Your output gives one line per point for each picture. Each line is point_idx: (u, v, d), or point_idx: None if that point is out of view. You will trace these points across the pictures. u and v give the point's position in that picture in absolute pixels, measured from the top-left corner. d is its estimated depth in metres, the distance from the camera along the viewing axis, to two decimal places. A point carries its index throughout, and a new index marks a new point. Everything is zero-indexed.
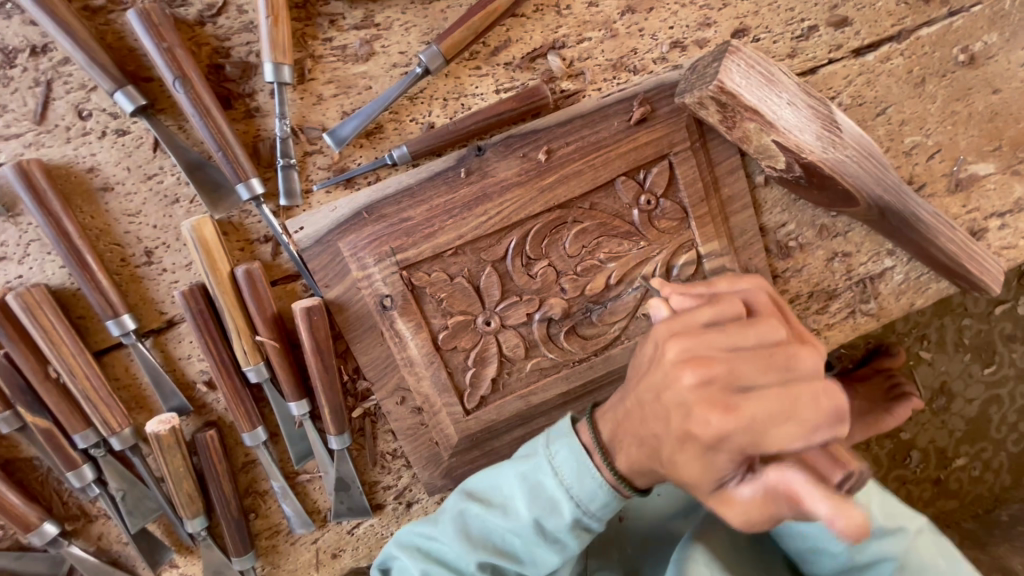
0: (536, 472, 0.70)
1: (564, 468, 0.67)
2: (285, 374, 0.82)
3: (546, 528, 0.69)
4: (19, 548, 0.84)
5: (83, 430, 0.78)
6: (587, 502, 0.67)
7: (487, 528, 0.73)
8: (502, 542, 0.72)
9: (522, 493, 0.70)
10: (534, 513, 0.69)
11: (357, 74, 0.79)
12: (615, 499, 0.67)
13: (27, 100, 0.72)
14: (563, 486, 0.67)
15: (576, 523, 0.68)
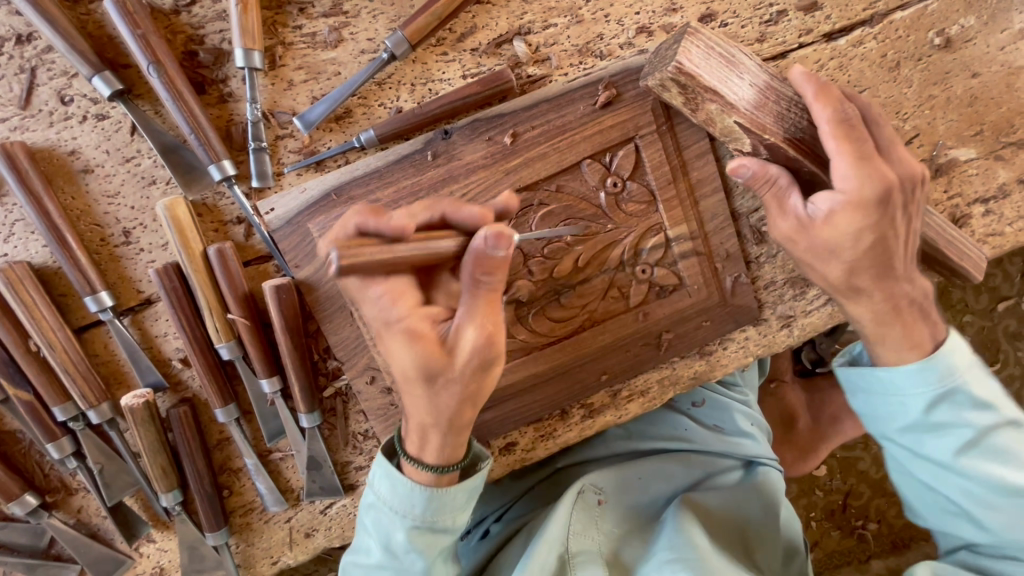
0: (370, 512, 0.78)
1: (381, 488, 0.76)
2: (256, 352, 0.84)
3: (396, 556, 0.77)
4: (3, 518, 0.87)
5: (62, 403, 0.81)
6: (417, 510, 0.75)
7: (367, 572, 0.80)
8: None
9: (370, 528, 0.79)
10: (379, 550, 0.78)
11: (326, 60, 0.82)
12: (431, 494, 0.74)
13: (13, 85, 0.76)
14: (387, 503, 0.76)
15: (416, 538, 0.76)
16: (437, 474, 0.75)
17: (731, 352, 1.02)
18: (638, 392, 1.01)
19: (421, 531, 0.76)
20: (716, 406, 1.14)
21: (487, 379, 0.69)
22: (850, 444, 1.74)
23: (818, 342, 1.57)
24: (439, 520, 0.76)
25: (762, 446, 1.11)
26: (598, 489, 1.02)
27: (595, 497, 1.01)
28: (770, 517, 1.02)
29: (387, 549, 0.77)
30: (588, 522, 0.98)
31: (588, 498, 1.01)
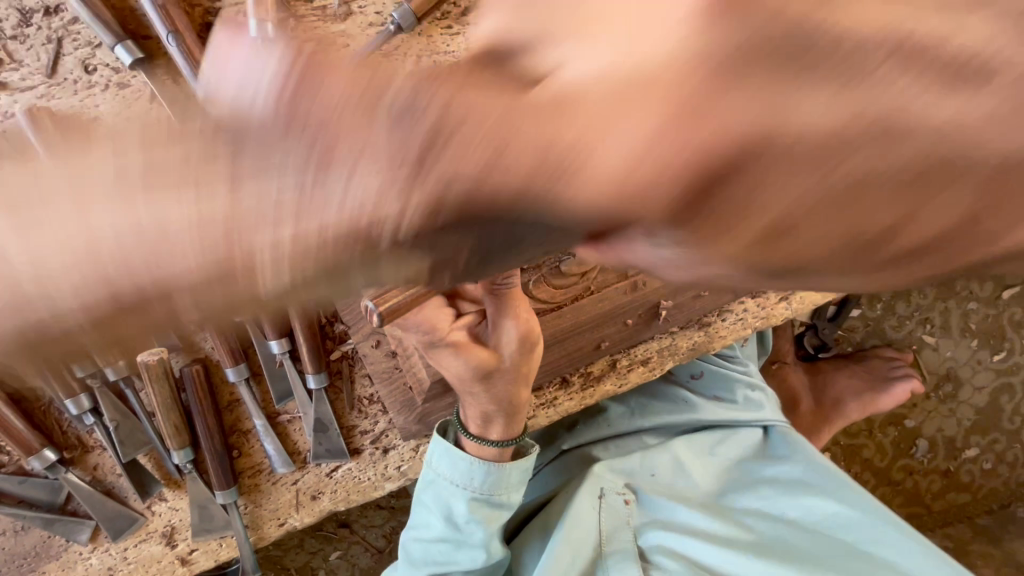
0: (428, 492, 0.93)
1: (439, 466, 0.90)
2: (267, 314, 0.86)
3: (456, 526, 0.93)
4: (22, 473, 0.91)
5: (80, 361, 0.84)
6: (476, 482, 0.90)
7: (429, 548, 0.95)
8: (438, 551, 0.95)
9: (430, 506, 0.93)
10: (440, 521, 0.93)
11: (336, 32, 0.86)
12: (486, 469, 0.90)
13: (40, 55, 0.80)
14: (448, 479, 0.90)
15: (476, 509, 0.91)
16: (497, 450, 0.90)
17: (729, 323, 1.04)
18: (639, 360, 1.03)
19: (478, 503, 0.91)
20: (714, 378, 1.18)
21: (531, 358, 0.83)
22: (854, 431, 1.74)
23: (821, 327, 1.61)
24: (495, 492, 0.92)
25: (765, 413, 1.18)
26: (621, 488, 1.07)
27: (619, 496, 1.06)
28: (788, 483, 1.12)
29: (449, 521, 0.92)
30: (617, 519, 1.04)
31: (614, 500, 1.05)
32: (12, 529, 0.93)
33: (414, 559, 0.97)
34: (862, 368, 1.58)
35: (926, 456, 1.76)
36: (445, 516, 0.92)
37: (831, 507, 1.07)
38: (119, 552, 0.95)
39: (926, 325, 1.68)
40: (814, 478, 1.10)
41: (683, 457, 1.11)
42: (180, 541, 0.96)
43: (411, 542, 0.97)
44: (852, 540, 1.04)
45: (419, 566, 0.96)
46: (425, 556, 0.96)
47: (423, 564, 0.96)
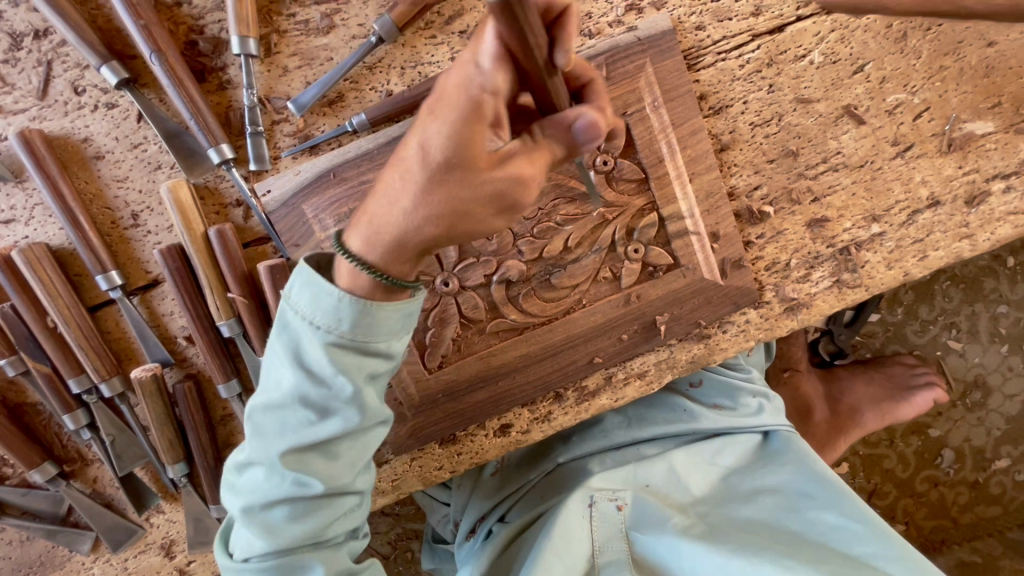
0: (286, 344, 0.69)
1: (301, 304, 0.67)
2: (254, 330, 0.88)
3: (314, 386, 0.68)
4: (26, 486, 0.93)
5: (77, 376, 0.86)
6: (346, 326, 0.66)
7: (281, 421, 0.70)
8: (295, 422, 0.70)
9: (286, 363, 0.69)
10: (297, 377, 0.69)
11: (319, 46, 0.85)
12: (352, 311, 0.66)
13: (31, 78, 0.82)
14: (308, 320, 0.67)
15: (348, 358, 0.67)
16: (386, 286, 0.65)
17: (731, 335, 1.00)
18: (636, 374, 0.99)
19: (348, 353, 0.68)
20: (712, 386, 1.16)
21: (482, 221, 0.62)
22: (875, 440, 1.69)
23: (837, 334, 1.53)
24: (370, 338, 0.68)
25: (767, 417, 1.11)
26: (614, 495, 1.03)
27: (611, 502, 1.02)
28: (794, 497, 1.01)
29: (309, 378, 0.68)
30: (609, 529, 1.00)
31: (606, 507, 1.02)
32: (18, 539, 0.96)
33: (263, 434, 0.72)
34: (881, 376, 1.51)
35: (952, 467, 1.68)
36: (304, 374, 0.68)
37: (830, 518, 0.97)
38: (120, 563, 0.97)
39: (951, 330, 1.60)
40: (814, 485, 1.01)
41: (680, 469, 1.06)
42: (178, 552, 0.98)
43: (258, 414, 0.72)
44: (851, 551, 0.93)
45: (274, 441, 0.71)
46: (277, 431, 0.71)
47: (277, 437, 0.71)
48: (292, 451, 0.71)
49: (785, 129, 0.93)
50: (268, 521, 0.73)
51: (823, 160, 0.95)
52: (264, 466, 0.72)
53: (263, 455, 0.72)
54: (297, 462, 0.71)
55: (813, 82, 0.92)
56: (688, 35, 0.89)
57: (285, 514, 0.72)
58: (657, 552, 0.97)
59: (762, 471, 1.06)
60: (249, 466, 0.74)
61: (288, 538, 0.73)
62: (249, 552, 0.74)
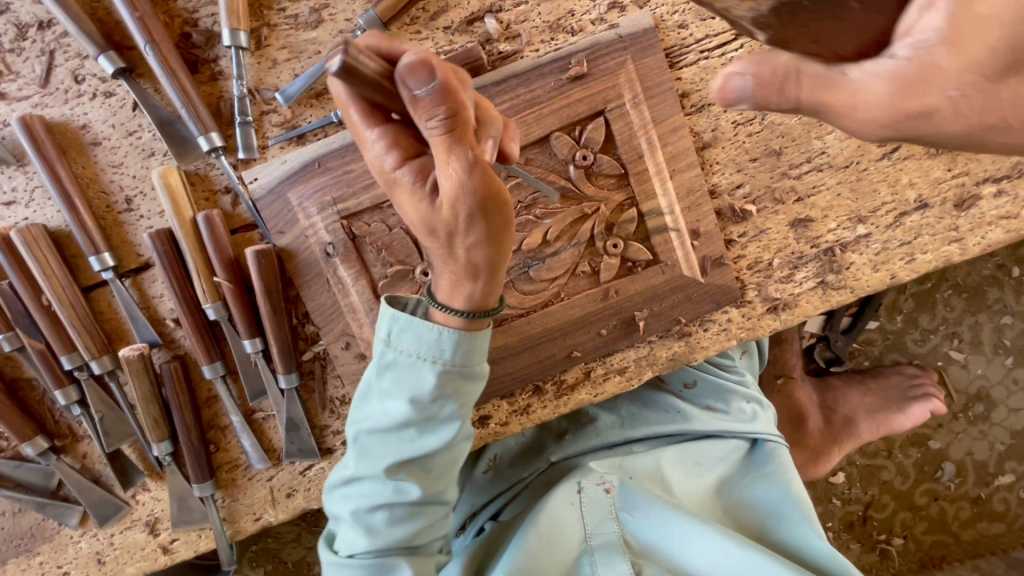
0: (392, 376, 0.71)
1: (404, 341, 0.70)
2: (239, 314, 0.90)
3: (422, 409, 0.71)
4: (19, 459, 0.97)
5: (69, 353, 0.90)
6: (447, 355, 0.69)
7: (383, 445, 0.73)
8: (399, 438, 0.72)
9: (392, 389, 0.72)
10: (399, 402, 0.71)
11: (307, 39, 0.87)
12: (465, 340, 0.69)
13: (35, 67, 0.86)
14: (415, 355, 0.69)
15: (449, 382, 0.70)
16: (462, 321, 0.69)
17: (712, 334, 0.99)
18: (616, 370, 0.99)
19: (452, 379, 0.70)
20: (707, 387, 1.12)
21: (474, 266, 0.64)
22: (873, 451, 1.63)
23: (833, 340, 1.51)
24: (469, 364, 0.70)
25: (760, 423, 1.07)
26: (601, 478, 0.98)
27: (599, 486, 0.98)
28: (773, 510, 0.99)
29: (418, 398, 0.70)
30: (597, 514, 0.96)
31: (594, 492, 0.98)
32: (11, 510, 0.99)
33: (368, 455, 0.74)
34: (877, 384, 1.48)
35: (953, 481, 1.63)
36: (412, 395, 0.70)
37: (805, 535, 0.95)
38: (106, 538, 1.00)
39: (953, 340, 1.56)
40: (786, 504, 0.98)
41: (668, 467, 1.03)
42: (162, 530, 1.01)
43: (363, 438, 0.74)
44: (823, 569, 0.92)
45: (376, 460, 0.74)
46: (379, 446, 0.73)
47: (381, 456, 0.73)
48: (396, 465, 0.73)
49: (769, 128, 0.93)
50: (370, 526, 0.75)
51: (808, 160, 0.95)
52: (370, 479, 0.75)
53: (359, 470, 0.75)
54: (398, 473, 0.74)
55: None
56: (670, 34, 0.90)
57: (384, 519, 0.75)
58: (650, 537, 0.93)
59: (745, 481, 1.04)
60: (350, 482, 0.77)
61: (386, 539, 0.75)
62: (354, 547, 0.77)
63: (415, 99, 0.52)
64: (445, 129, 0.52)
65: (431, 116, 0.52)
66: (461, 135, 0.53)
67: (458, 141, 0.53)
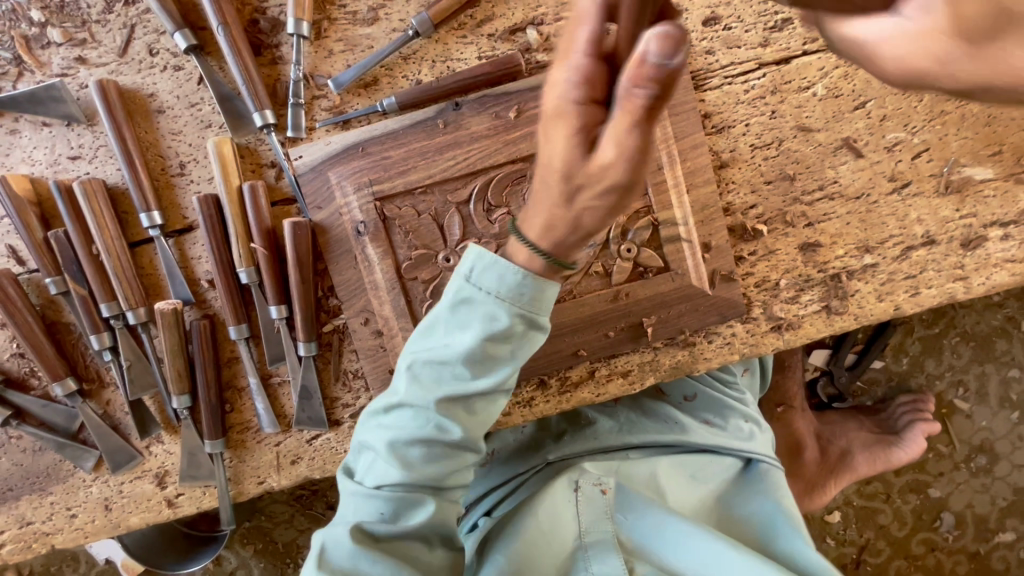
0: (461, 308, 0.73)
1: (483, 277, 0.70)
2: (269, 281, 0.96)
3: (487, 350, 0.73)
4: (47, 399, 1.02)
5: (109, 302, 0.96)
6: (523, 301, 0.70)
7: (438, 376, 0.75)
8: (454, 374, 0.74)
9: (458, 323, 0.73)
10: (465, 340, 0.72)
11: (362, 35, 0.95)
12: (532, 283, 0.69)
13: (116, 38, 0.94)
14: (489, 293, 0.70)
15: (516, 328, 0.71)
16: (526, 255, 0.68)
17: (716, 346, 1.03)
18: (620, 372, 1.03)
19: (521, 326, 0.72)
20: (707, 402, 1.13)
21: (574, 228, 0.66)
22: (871, 493, 1.61)
23: (837, 376, 1.52)
24: (534, 314, 0.72)
25: (757, 443, 1.08)
26: (599, 479, 0.99)
27: (595, 487, 0.98)
28: (769, 524, 0.99)
29: (486, 339, 0.71)
30: (593, 515, 0.95)
31: (591, 492, 0.98)
32: (31, 448, 1.04)
33: (421, 386, 0.76)
34: (878, 423, 1.49)
35: (951, 533, 1.60)
36: (482, 333, 0.71)
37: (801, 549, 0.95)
38: (116, 485, 1.04)
39: (959, 388, 1.56)
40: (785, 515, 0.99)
41: (663, 476, 1.03)
42: (169, 484, 1.05)
43: (419, 366, 0.76)
44: None
45: (429, 391, 0.76)
46: (435, 376, 0.75)
47: (434, 388, 0.75)
48: (445, 401, 0.75)
49: (785, 154, 0.98)
50: (404, 458, 0.77)
51: (820, 188, 0.99)
52: (414, 410, 0.76)
53: (406, 398, 0.76)
54: (446, 409, 0.76)
55: (815, 112, 0.97)
56: (698, 58, 0.96)
57: (420, 453, 0.77)
58: (647, 538, 0.93)
59: (738, 496, 1.05)
60: (392, 410, 0.79)
61: (418, 476, 0.77)
62: (381, 480, 0.78)
63: (885, 34, 0.46)
64: (647, 103, 0.53)
65: (644, 84, 0.52)
66: (644, 120, 0.55)
67: (640, 118, 0.55)
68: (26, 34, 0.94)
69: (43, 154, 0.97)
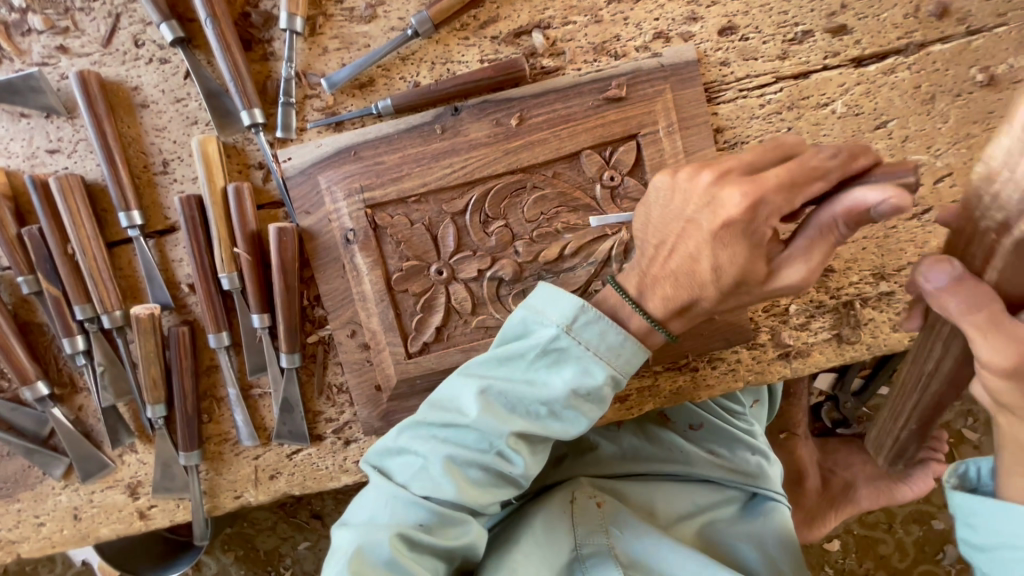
0: (557, 355, 0.73)
1: (587, 330, 0.73)
2: (252, 288, 0.91)
3: (578, 399, 0.73)
4: (17, 402, 0.98)
5: (82, 304, 0.91)
6: (621, 362, 0.74)
7: (512, 402, 0.73)
8: (532, 409, 0.73)
9: (555, 366, 0.73)
10: (564, 384, 0.72)
11: (359, 32, 0.91)
12: (640, 351, 0.74)
13: (100, 27, 0.90)
14: (592, 350, 0.73)
15: (604, 391, 0.74)
16: (645, 327, 0.76)
17: (720, 372, 0.98)
18: (617, 396, 0.98)
19: (612, 384, 0.74)
20: (715, 434, 1.07)
21: None
22: (873, 522, 1.56)
23: (842, 401, 1.45)
24: (627, 378, 0.75)
25: (766, 478, 1.04)
26: (595, 492, 0.95)
27: (591, 499, 0.94)
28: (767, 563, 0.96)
29: (578, 388, 0.72)
30: (588, 527, 0.91)
31: (586, 505, 0.94)
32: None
33: (493, 415, 0.72)
34: None
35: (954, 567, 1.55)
36: (575, 383, 0.72)
37: None
38: (86, 494, 1.00)
39: None
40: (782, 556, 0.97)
41: (662, 500, 1.00)
42: (142, 495, 1.00)
43: (496, 392, 0.73)
44: None
45: (504, 421, 0.73)
46: (508, 409, 0.73)
47: (510, 418, 0.73)
48: (517, 438, 0.74)
49: None
50: (458, 477, 0.73)
51: None
52: (478, 435, 0.73)
53: (474, 422, 0.72)
54: (515, 444, 0.74)
55: (833, 131, 0.92)
56: (712, 69, 0.91)
57: (476, 476, 0.74)
58: (644, 555, 0.88)
59: (737, 527, 0.99)
60: (452, 427, 0.74)
61: (471, 499, 0.74)
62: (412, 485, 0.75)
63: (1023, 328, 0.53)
64: None
65: None
66: None
67: None
68: (7, 21, 0.90)
69: (20, 146, 0.92)
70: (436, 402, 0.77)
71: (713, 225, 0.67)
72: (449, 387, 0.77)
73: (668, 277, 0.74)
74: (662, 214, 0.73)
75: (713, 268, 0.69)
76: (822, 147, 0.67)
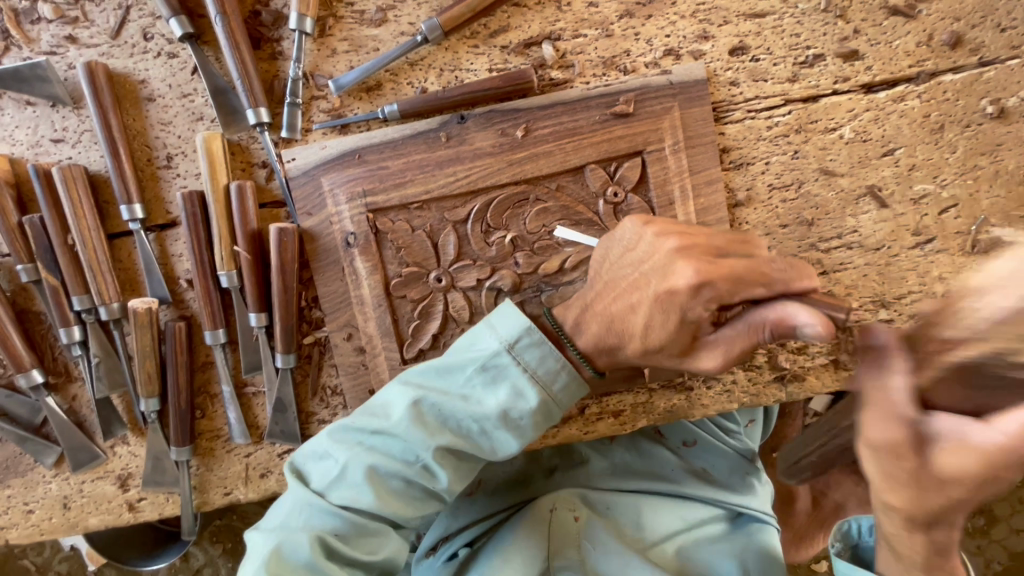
0: (495, 372, 0.73)
1: (527, 354, 0.72)
2: (250, 287, 0.91)
3: (509, 422, 0.73)
4: (11, 389, 0.98)
5: (80, 295, 0.91)
6: (557, 389, 0.73)
7: (445, 416, 0.73)
8: (461, 426, 0.73)
9: (487, 385, 0.73)
10: (492, 406, 0.72)
11: (369, 36, 0.90)
12: (578, 382, 0.74)
13: (109, 19, 0.90)
14: (529, 374, 0.72)
15: (537, 417, 0.73)
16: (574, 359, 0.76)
17: (714, 393, 0.97)
18: (610, 412, 0.98)
19: (543, 411, 0.74)
20: (708, 451, 1.08)
21: None
22: None
23: None
24: (559, 407, 0.75)
25: (752, 498, 1.03)
26: (573, 505, 0.96)
27: (569, 512, 0.95)
28: None
29: (510, 410, 0.72)
30: (563, 542, 0.92)
31: (563, 517, 0.95)
32: None
33: (421, 428, 0.72)
34: None
35: None
36: (506, 405, 0.72)
37: None
38: (76, 484, 1.00)
39: None
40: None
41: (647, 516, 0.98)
42: (132, 487, 1.00)
43: (427, 405, 0.73)
44: None
45: (432, 435, 0.72)
46: (438, 424, 0.73)
47: (437, 433, 0.72)
48: (444, 452, 0.73)
49: (804, 197, 0.92)
50: (377, 484, 0.72)
51: (838, 236, 0.93)
52: (404, 446, 0.73)
53: (402, 431, 0.72)
54: (440, 458, 0.73)
55: (840, 156, 0.91)
56: (721, 89, 0.91)
57: (397, 488, 0.74)
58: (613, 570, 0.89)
59: (719, 546, 0.98)
60: (380, 435, 0.74)
61: (390, 508, 0.73)
62: (330, 487, 0.73)
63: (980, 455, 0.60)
64: None
65: None
66: None
67: None
68: (16, 8, 0.90)
69: (25, 134, 0.92)
70: (369, 407, 0.76)
71: (658, 288, 0.69)
72: (385, 394, 0.76)
73: (604, 317, 0.75)
74: (622, 258, 0.75)
75: (644, 324, 0.71)
76: (774, 258, 0.71)
